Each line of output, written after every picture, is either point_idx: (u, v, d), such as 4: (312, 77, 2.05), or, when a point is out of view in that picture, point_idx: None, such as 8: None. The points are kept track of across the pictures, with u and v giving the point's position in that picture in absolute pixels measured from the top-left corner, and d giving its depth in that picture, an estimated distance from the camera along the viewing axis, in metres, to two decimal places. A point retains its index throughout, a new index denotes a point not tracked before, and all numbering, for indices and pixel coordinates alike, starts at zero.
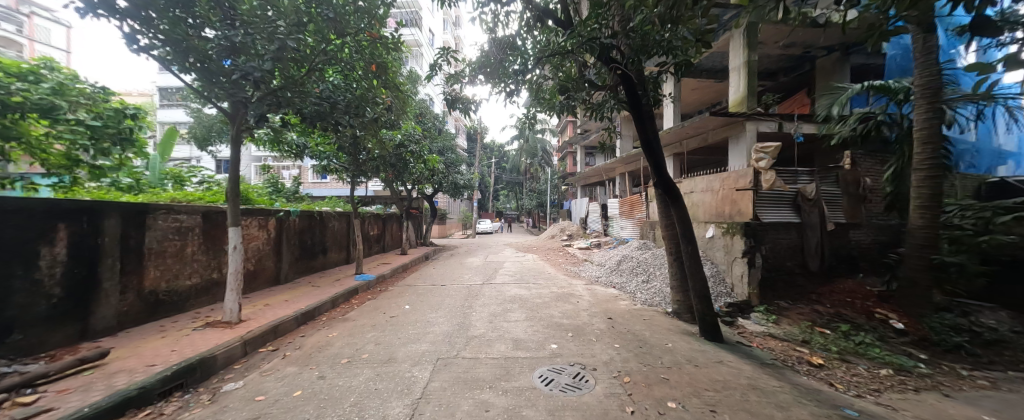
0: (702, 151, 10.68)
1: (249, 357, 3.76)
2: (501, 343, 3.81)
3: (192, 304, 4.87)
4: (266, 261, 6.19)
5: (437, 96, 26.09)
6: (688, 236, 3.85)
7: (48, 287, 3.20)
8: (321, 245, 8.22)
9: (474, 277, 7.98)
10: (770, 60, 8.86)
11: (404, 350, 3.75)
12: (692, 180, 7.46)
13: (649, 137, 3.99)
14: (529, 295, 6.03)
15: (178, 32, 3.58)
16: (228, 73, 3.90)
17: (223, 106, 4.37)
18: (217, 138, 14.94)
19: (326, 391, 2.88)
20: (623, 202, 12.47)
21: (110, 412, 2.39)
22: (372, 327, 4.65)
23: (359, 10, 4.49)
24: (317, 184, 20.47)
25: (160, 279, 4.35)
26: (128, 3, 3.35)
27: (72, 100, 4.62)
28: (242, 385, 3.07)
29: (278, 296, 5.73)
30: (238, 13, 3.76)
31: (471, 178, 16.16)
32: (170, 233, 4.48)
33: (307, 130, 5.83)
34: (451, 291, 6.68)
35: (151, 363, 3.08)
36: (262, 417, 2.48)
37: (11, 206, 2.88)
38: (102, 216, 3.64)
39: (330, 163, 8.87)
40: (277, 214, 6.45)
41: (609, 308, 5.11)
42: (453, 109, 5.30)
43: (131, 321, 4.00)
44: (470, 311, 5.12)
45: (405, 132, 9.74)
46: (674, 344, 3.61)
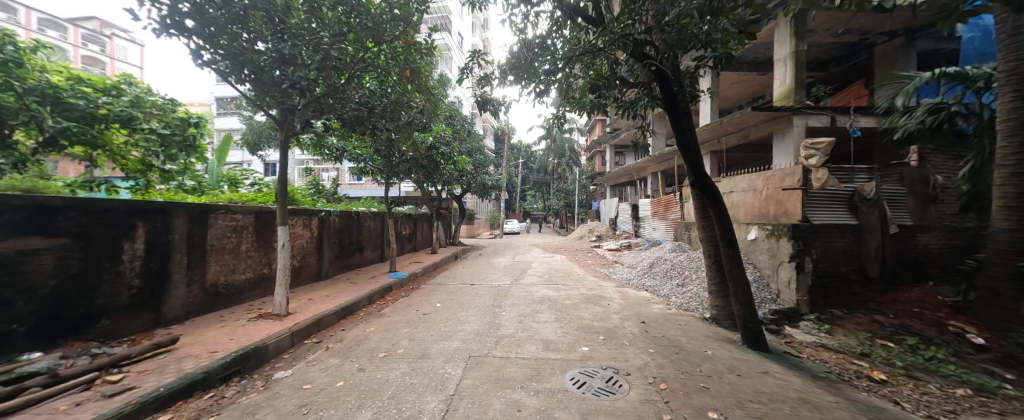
0: (742, 148, 10.12)
1: (296, 348, 4.02)
2: (531, 343, 3.81)
3: (247, 297, 5.29)
4: (309, 258, 6.60)
5: (466, 98, 26.60)
6: (729, 238, 3.65)
7: (129, 278, 3.60)
8: (357, 244, 8.62)
9: (503, 277, 8.06)
10: (819, 50, 8.25)
11: (437, 347, 3.86)
12: (733, 179, 7.10)
13: (687, 134, 3.82)
14: (559, 297, 5.98)
15: (235, 46, 3.89)
16: (278, 83, 4.18)
17: (272, 113, 4.68)
18: (265, 143, 16.10)
19: (366, 383, 3.03)
20: (655, 202, 12.06)
21: (179, 393, 2.67)
22: (406, 323, 4.82)
23: (395, 17, 4.69)
24: (353, 185, 21.53)
25: (219, 273, 4.76)
26: (196, 22, 3.71)
27: (147, 112, 5.26)
28: (291, 373, 3.29)
29: (320, 291, 6.08)
30: (286, 26, 4.02)
31: (499, 179, 16.29)
32: (228, 232, 4.88)
33: (346, 134, 6.13)
34: (480, 290, 6.77)
35: (213, 350, 3.38)
36: (310, 405, 2.65)
37: (96, 205, 3.27)
38: (171, 215, 4.03)
39: (367, 165, 9.28)
40: (319, 214, 6.86)
41: (641, 311, 4.96)
42: (484, 110, 5.41)
43: (196, 311, 4.41)
44: (499, 311, 5.17)
45: (437, 134, 10.00)
46: (713, 351, 3.44)
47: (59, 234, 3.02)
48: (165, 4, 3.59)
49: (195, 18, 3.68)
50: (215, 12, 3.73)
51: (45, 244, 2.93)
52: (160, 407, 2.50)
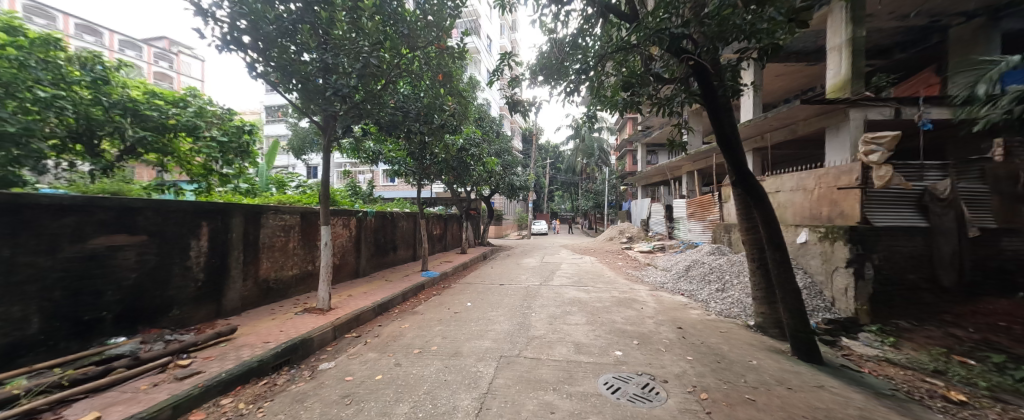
0: (790, 144, 9.43)
1: (337, 341, 4.25)
2: (562, 345, 3.78)
3: (294, 292, 5.66)
4: (348, 256, 6.94)
5: (495, 100, 26.88)
6: (775, 241, 3.42)
7: (195, 272, 3.97)
8: (392, 243, 8.95)
9: (532, 278, 8.04)
10: (881, 35, 7.53)
11: (469, 346, 3.92)
12: (779, 177, 6.66)
13: (728, 131, 3.61)
14: (589, 299, 5.88)
15: (284, 58, 4.18)
16: (321, 91, 4.45)
17: (316, 119, 4.97)
18: (308, 147, 17.18)
19: (402, 378, 3.14)
20: (691, 203, 11.53)
21: (238, 379, 2.92)
22: (438, 321, 4.94)
23: (428, 24, 4.87)
24: (388, 187, 22.47)
25: (271, 269, 5.13)
26: (252, 37, 4.03)
27: (208, 121, 5.81)
28: (335, 365, 3.49)
29: (358, 288, 6.38)
30: (330, 37, 4.27)
31: (527, 180, 16.30)
32: (278, 230, 5.25)
33: (382, 138, 6.39)
34: (510, 290, 6.80)
35: (266, 340, 3.65)
36: (352, 396, 2.79)
37: (170, 207, 3.65)
38: (230, 215, 4.40)
39: (400, 167, 9.63)
40: (357, 214, 7.19)
41: (677, 316, 4.77)
42: (514, 112, 5.43)
43: (250, 303, 4.78)
44: (530, 312, 5.16)
45: (467, 136, 10.20)
46: (759, 361, 3.23)
47: (139, 231, 3.39)
48: (228, 23, 3.94)
49: (251, 33, 4.01)
50: (268, 27, 4.04)
51: (129, 241, 3.31)
52: (222, 391, 2.75)
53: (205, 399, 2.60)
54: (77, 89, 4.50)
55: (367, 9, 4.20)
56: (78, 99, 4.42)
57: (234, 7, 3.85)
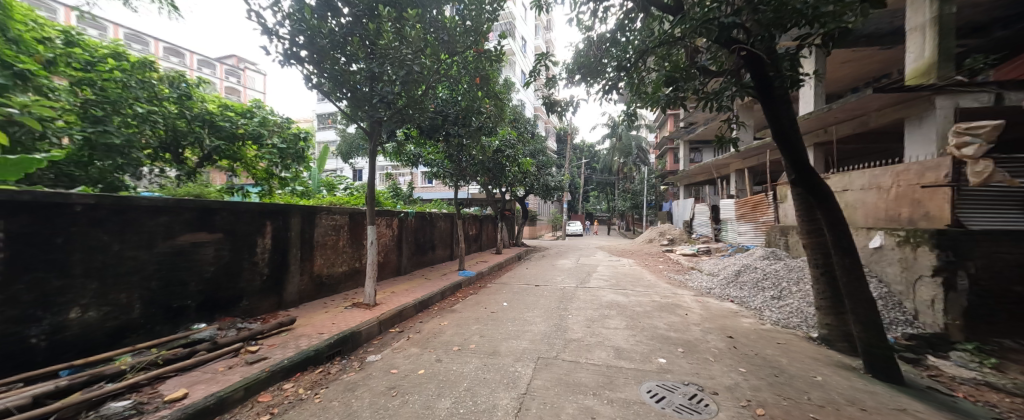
0: (861, 137, 8.46)
1: (382, 335, 4.47)
2: (601, 349, 3.69)
3: (343, 287, 6.05)
4: (390, 255, 7.28)
5: (529, 100, 26.88)
6: (844, 245, 3.09)
7: (261, 267, 4.38)
8: (430, 242, 9.26)
9: (568, 280, 7.93)
10: (976, 10, 6.54)
11: (506, 345, 3.95)
12: (847, 175, 6.03)
13: (787, 125, 3.32)
14: (628, 303, 5.68)
15: (336, 68, 4.49)
16: (368, 99, 4.72)
17: (362, 125, 5.27)
18: (354, 152, 18.30)
19: (443, 374, 3.23)
20: (741, 203, 10.74)
21: (298, 366, 3.19)
22: (476, 320, 5.02)
23: (467, 29, 4.99)
24: (426, 188, 23.34)
25: (323, 265, 5.52)
26: (309, 52, 4.37)
27: (270, 129, 6.46)
28: (381, 358, 3.68)
29: (400, 285, 6.68)
30: (376, 47, 4.51)
31: (562, 180, 16.15)
32: (330, 230, 5.64)
33: (422, 141, 6.63)
34: (546, 292, 6.75)
35: (320, 331, 3.94)
36: (397, 388, 2.93)
37: (241, 208, 4.07)
38: (289, 215, 4.80)
39: (439, 169, 9.92)
40: (399, 215, 7.52)
41: (726, 324, 4.47)
42: (552, 112, 5.38)
43: (306, 297, 5.18)
44: (566, 314, 5.09)
45: (502, 138, 10.28)
46: (824, 377, 2.94)
47: (217, 230, 3.81)
48: (288, 39, 4.31)
49: (307, 48, 4.34)
50: (323, 41, 4.35)
51: (208, 238, 3.73)
52: (284, 376, 3.02)
53: (270, 383, 2.88)
54: (167, 105, 5.20)
55: (410, 19, 4.39)
56: (167, 114, 5.12)
57: (294, 25, 4.19)
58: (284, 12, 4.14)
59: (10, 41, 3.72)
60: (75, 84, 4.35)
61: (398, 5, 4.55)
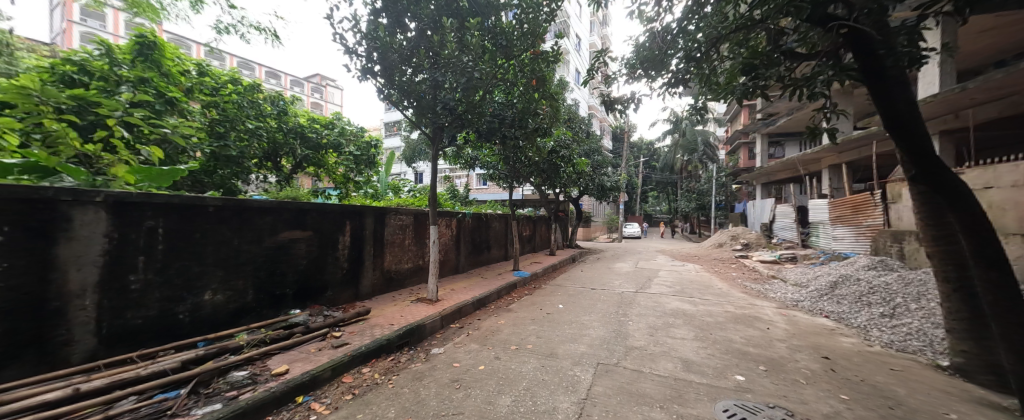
0: (1011, 120, 6.81)
1: (444, 330, 4.71)
2: (667, 360, 3.45)
3: (409, 282, 6.49)
4: (449, 254, 7.64)
5: (584, 99, 26.33)
6: (987, 255, 2.51)
7: (342, 262, 4.90)
8: (486, 242, 9.51)
9: (627, 284, 7.57)
10: None
11: (564, 348, 3.90)
12: (991, 168, 4.87)
13: (903, 111, 2.79)
14: (696, 312, 5.25)
15: (403, 80, 4.86)
16: (432, 106, 5.00)
17: (425, 131, 5.61)
18: (417, 156, 19.60)
19: (502, 371, 3.30)
20: (838, 204, 9.28)
21: (374, 352, 3.51)
22: (532, 321, 5.05)
23: (524, 33, 5.05)
24: (481, 190, 24.14)
25: (392, 262, 5.99)
26: (381, 67, 4.79)
27: (348, 139, 7.25)
28: (444, 351, 3.88)
29: (458, 283, 6.97)
30: (440, 57, 4.77)
31: (618, 180, 15.52)
32: (398, 229, 6.10)
33: (479, 144, 6.83)
34: (603, 295, 6.53)
35: (391, 323, 4.30)
36: (460, 381, 3.07)
37: (326, 209, 4.60)
38: (364, 215, 5.30)
39: (494, 171, 10.16)
40: (457, 216, 7.86)
41: (820, 343, 3.89)
42: (611, 111, 5.17)
43: (378, 290, 5.67)
44: (626, 320, 4.87)
45: (557, 138, 10.11)
46: (960, 416, 2.40)
47: (308, 228, 4.36)
48: (365, 56, 4.78)
49: (380, 63, 4.76)
50: (394, 55, 4.72)
51: (302, 235, 4.28)
52: (363, 361, 3.35)
53: (351, 366, 3.21)
54: (269, 120, 6.14)
55: (471, 27, 4.58)
56: (270, 128, 6.04)
57: (370, 43, 4.63)
58: (362, 32, 4.59)
59: (164, 74, 4.73)
60: (206, 107, 5.33)
61: (459, 15, 4.78)
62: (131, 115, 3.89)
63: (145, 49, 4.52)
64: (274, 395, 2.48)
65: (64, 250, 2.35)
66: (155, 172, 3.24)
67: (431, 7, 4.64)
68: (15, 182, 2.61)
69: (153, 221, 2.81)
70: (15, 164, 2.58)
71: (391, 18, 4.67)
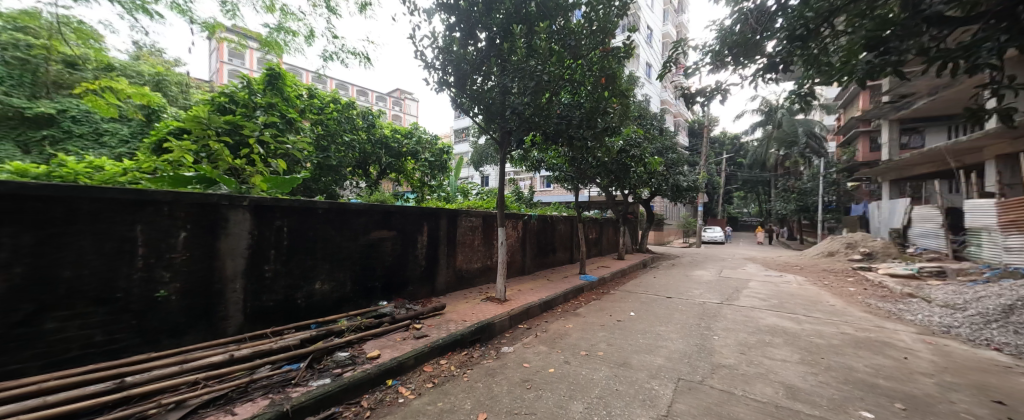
0: None
1: (513, 330, 4.81)
2: (765, 383, 3.02)
3: (478, 281, 6.78)
4: (515, 255, 7.79)
5: (655, 94, 24.69)
6: None
7: (420, 260, 5.32)
8: (551, 245, 9.46)
9: (709, 294, 6.84)
10: None
11: (638, 358, 3.68)
12: None
13: None
14: (801, 331, 4.50)
15: (475, 89, 5.14)
16: (501, 111, 5.16)
17: (494, 136, 5.81)
18: (485, 160, 20.43)
19: (573, 376, 3.24)
20: (1016, 205, 7.12)
21: (450, 346, 3.75)
22: (602, 327, 4.86)
23: (594, 32, 4.98)
24: (546, 192, 24.23)
25: (463, 261, 6.32)
26: (456, 77, 5.11)
27: (424, 147, 7.91)
28: (513, 350, 3.97)
29: (525, 284, 7.06)
30: (509, 64, 4.92)
31: (697, 179, 14.14)
32: (468, 230, 6.42)
33: (546, 147, 6.84)
34: (681, 305, 6.00)
35: (464, 319, 4.54)
36: (530, 382, 3.09)
37: (408, 211, 5.06)
38: (439, 217, 5.69)
39: (560, 173, 10.07)
40: (523, 217, 7.97)
41: (988, 383, 3.02)
42: (691, 105, 4.74)
43: (451, 287, 6.03)
44: (710, 334, 4.40)
45: (627, 137, 9.59)
46: None
47: (393, 228, 4.84)
48: (441, 69, 5.15)
49: (454, 74, 5.08)
50: (466, 65, 5.00)
51: (388, 234, 4.77)
52: (440, 353, 3.60)
53: (430, 357, 3.46)
54: (361, 133, 7.01)
55: (541, 32, 4.64)
56: (361, 140, 6.88)
57: (446, 57, 4.98)
58: (439, 47, 4.96)
59: (285, 99, 5.71)
60: (314, 125, 6.28)
61: (528, 21, 4.87)
62: (264, 134, 4.80)
63: (273, 79, 5.53)
64: (369, 376, 2.80)
65: (223, 244, 2.98)
66: (280, 181, 3.91)
67: (500, 16, 4.80)
68: (192, 190, 3.38)
69: (280, 221, 3.41)
70: (193, 176, 3.34)
71: (464, 30, 4.96)
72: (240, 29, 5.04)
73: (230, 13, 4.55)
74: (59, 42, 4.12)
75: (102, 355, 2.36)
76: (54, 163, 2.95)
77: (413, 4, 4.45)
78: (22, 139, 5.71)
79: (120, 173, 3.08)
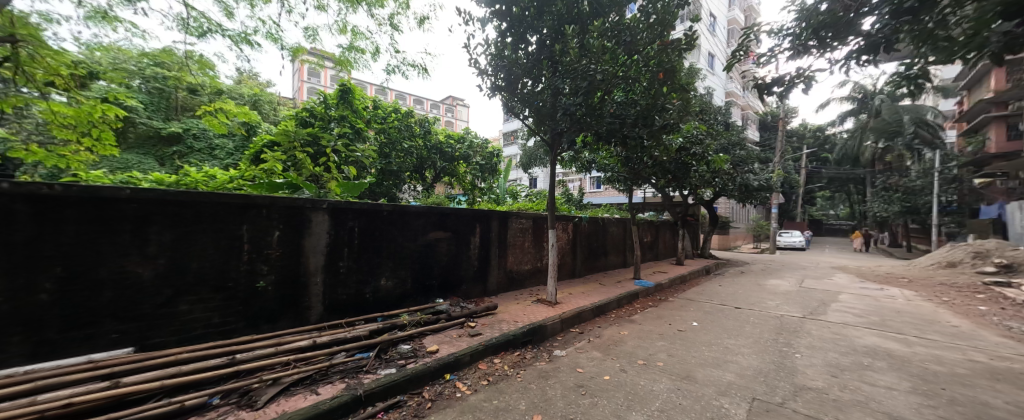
0: None
1: (565, 333, 4.74)
2: (864, 413, 2.60)
3: (529, 283, 6.80)
4: (565, 257, 7.69)
5: (720, 86, 22.71)
6: None
7: (473, 260, 5.49)
8: (603, 248, 9.17)
9: (788, 307, 6.08)
10: None
11: (704, 372, 3.40)
12: None
13: None
14: (912, 355, 3.80)
15: (526, 92, 5.21)
16: (553, 113, 5.15)
17: (544, 138, 5.82)
18: (534, 162, 20.50)
19: (631, 386, 3.10)
20: None
21: (503, 345, 3.81)
22: (661, 336, 4.58)
23: (652, 24, 4.75)
24: (596, 193, 23.58)
25: (514, 262, 6.39)
26: (508, 81, 5.21)
27: (475, 151, 8.19)
28: (566, 354, 3.91)
29: (577, 288, 6.92)
30: (561, 65, 4.88)
31: (770, 178, 12.70)
32: (519, 232, 6.48)
33: (598, 147, 6.66)
34: (753, 317, 5.42)
35: (516, 320, 4.58)
36: (585, 388, 3.02)
37: (462, 213, 5.25)
38: (490, 219, 5.83)
39: (612, 174, 9.73)
40: (574, 219, 7.84)
41: None
42: (765, 95, 4.28)
43: (502, 288, 6.14)
44: (791, 351, 3.91)
45: (688, 133, 8.96)
46: None
47: (449, 229, 5.07)
48: (493, 75, 5.30)
49: (504, 78, 5.19)
50: (517, 69, 5.06)
51: (444, 235, 5.00)
52: (494, 352, 3.67)
53: (485, 355, 3.56)
54: (419, 140, 7.46)
55: (594, 31, 4.54)
56: (418, 146, 7.32)
57: (498, 62, 5.09)
58: (492, 54, 5.09)
59: (355, 111, 6.29)
60: (377, 134, 6.84)
61: (580, 20, 4.84)
62: (337, 144, 5.34)
63: (345, 93, 6.13)
64: (430, 369, 2.96)
65: (307, 242, 3.37)
66: (351, 186, 4.31)
67: (551, 18, 4.79)
68: (283, 195, 3.86)
69: (353, 222, 3.75)
70: (284, 183, 3.82)
71: (515, 35, 5.02)
72: (319, 51, 5.65)
73: (311, 38, 5.14)
74: (186, 73, 4.99)
75: (218, 335, 2.80)
76: (182, 173, 3.58)
77: (468, 15, 4.63)
78: (161, 155, 7.90)
79: (228, 181, 3.63)
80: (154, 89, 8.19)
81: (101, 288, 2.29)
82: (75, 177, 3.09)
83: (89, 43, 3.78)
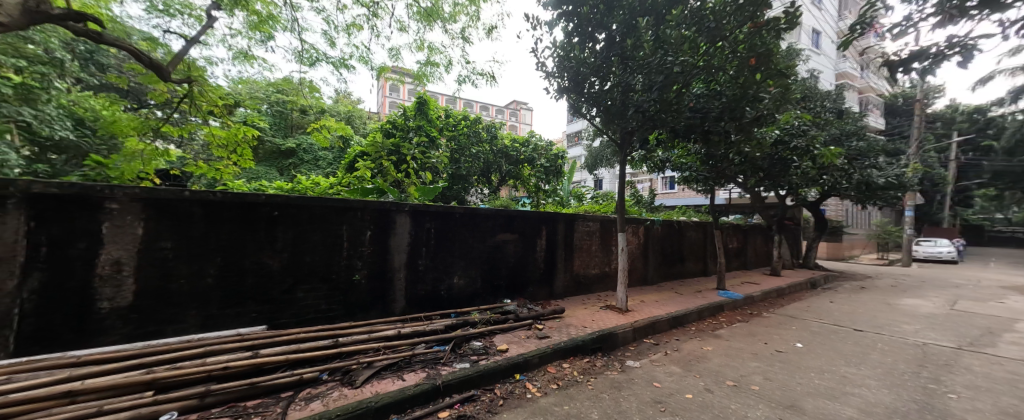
0: None
1: (637, 343, 4.47)
2: None
3: (596, 288, 6.57)
4: (635, 263, 7.26)
5: (828, 66, 19.26)
6: None
7: (539, 263, 5.49)
8: (679, 253, 8.43)
9: (933, 333, 4.86)
10: None
11: (815, 403, 2.88)
12: None
13: None
14: None
15: (594, 92, 5.05)
16: (623, 111, 4.92)
17: (613, 137, 5.59)
18: (599, 162, 19.82)
19: (719, 409, 2.77)
20: None
21: (572, 350, 3.73)
22: (754, 356, 4.03)
23: (742, 6, 4.12)
24: (669, 194, 21.87)
25: (580, 266, 6.23)
26: (575, 82, 5.12)
27: (540, 153, 8.22)
28: (640, 366, 3.68)
29: (649, 295, 6.47)
30: (632, 60, 4.63)
31: (902, 173, 10.33)
32: (586, 235, 6.30)
33: (674, 145, 6.17)
34: (881, 343, 4.44)
35: (584, 325, 4.46)
36: (664, 404, 2.80)
37: (528, 215, 5.30)
38: (556, 221, 5.77)
39: (690, 173, 8.89)
40: (645, 223, 7.35)
41: None
42: (897, 75, 3.49)
43: (569, 291, 6.03)
44: (941, 391, 3.11)
45: (786, 124, 7.77)
46: None
47: (516, 231, 5.14)
48: (560, 76, 5.25)
49: (571, 78, 5.10)
50: (584, 68, 4.93)
51: (511, 237, 5.09)
52: (562, 356, 3.62)
53: (553, 358, 3.52)
54: (486, 145, 7.76)
55: (671, 20, 4.21)
56: (486, 151, 7.61)
57: (564, 62, 5.01)
58: (559, 55, 5.05)
59: (430, 120, 6.80)
60: (449, 141, 7.26)
61: (654, 11, 4.54)
62: (415, 152, 5.82)
63: (422, 105, 6.66)
64: (500, 367, 3.03)
65: (393, 241, 3.72)
66: (428, 190, 4.64)
67: (622, 12, 4.58)
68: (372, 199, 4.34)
69: (430, 223, 4.05)
70: (372, 188, 4.28)
71: (582, 34, 4.94)
72: (400, 68, 6.19)
73: (394, 57, 5.70)
74: (300, 97, 5.94)
75: (325, 319, 3.25)
76: (296, 181, 4.25)
77: (536, 20, 4.67)
78: (280, 166, 9.60)
79: (330, 187, 4.19)
80: (276, 112, 9.93)
81: (245, 275, 2.83)
82: (225, 185, 3.89)
83: (234, 79, 4.73)
